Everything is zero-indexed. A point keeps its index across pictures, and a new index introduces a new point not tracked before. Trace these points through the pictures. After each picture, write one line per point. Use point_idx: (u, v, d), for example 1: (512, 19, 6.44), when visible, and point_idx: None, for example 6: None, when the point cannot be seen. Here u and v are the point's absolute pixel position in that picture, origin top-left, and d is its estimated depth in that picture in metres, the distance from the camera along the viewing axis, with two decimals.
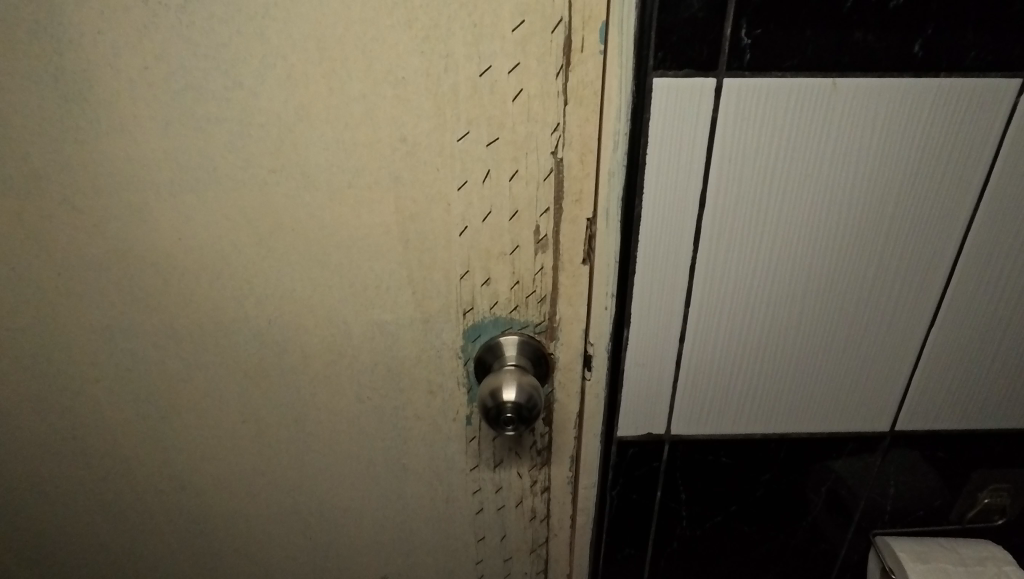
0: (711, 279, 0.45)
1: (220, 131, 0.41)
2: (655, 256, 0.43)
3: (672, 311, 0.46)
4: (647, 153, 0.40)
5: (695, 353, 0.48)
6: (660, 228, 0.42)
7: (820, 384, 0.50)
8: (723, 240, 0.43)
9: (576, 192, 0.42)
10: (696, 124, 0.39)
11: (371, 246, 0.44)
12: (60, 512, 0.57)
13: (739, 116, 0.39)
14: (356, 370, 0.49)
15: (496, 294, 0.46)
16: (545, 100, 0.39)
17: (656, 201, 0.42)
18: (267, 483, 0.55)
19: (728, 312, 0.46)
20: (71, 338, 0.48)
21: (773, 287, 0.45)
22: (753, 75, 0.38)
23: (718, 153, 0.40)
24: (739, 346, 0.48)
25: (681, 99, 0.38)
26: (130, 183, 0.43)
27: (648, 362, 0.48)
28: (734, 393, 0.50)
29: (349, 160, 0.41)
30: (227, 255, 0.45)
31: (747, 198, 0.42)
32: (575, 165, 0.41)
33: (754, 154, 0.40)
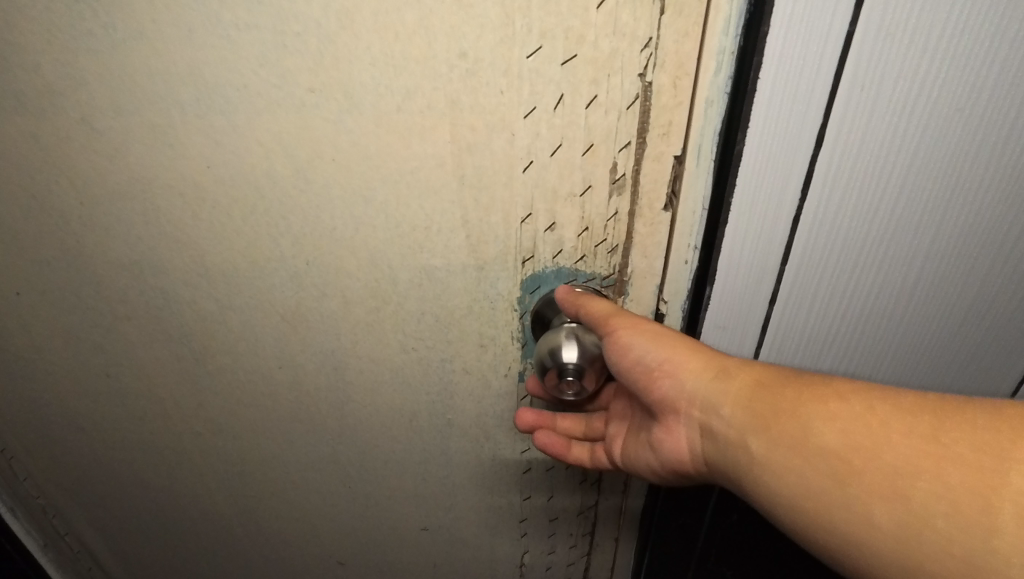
0: (818, 231, 0.40)
1: (250, 41, 0.35)
2: (754, 203, 0.38)
3: (766, 268, 0.41)
4: (759, 77, 0.33)
5: (788, 311, 0.44)
6: (764, 170, 0.36)
7: (917, 337, 0.47)
8: (841, 187, 0.38)
9: (663, 124, 0.35)
10: (822, 46, 0.32)
11: (422, 181, 0.39)
12: (98, 448, 0.55)
13: (884, 36, 0.32)
14: (401, 319, 0.45)
15: (561, 241, 0.40)
16: (636, 8, 0.32)
17: (762, 139, 0.35)
18: (305, 431, 0.52)
19: (833, 266, 0.42)
20: (100, 273, 0.45)
21: (882, 237, 0.41)
22: None
23: (848, 83, 0.34)
24: (836, 301, 0.44)
25: (809, 10, 0.31)
26: (152, 101, 0.38)
27: (729, 324, 0.44)
28: (821, 349, 0.47)
29: (398, 79, 0.35)
30: (261, 187, 0.40)
31: (877, 139, 0.36)
32: (666, 91, 0.34)
33: (888, 85, 0.34)
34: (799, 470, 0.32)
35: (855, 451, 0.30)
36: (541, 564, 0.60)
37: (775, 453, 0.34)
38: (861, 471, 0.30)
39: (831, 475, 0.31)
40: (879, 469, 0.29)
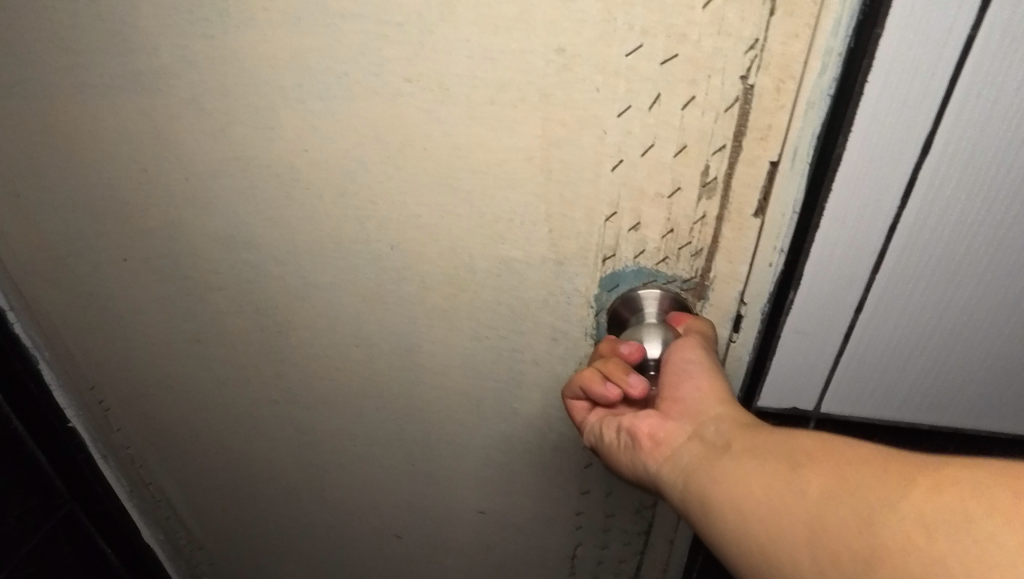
0: (908, 249, 0.38)
1: (352, 30, 0.36)
2: (848, 210, 0.37)
3: (854, 274, 0.40)
4: (867, 81, 0.32)
5: (875, 319, 0.42)
6: (858, 172, 0.35)
7: (1020, 355, 0.44)
8: (948, 191, 0.36)
9: (762, 128, 0.35)
10: (941, 44, 0.31)
11: (508, 173, 0.39)
12: (183, 406, 0.59)
13: (1013, 35, 0.30)
14: (475, 307, 0.45)
15: (644, 241, 0.40)
16: (744, 7, 0.32)
17: (861, 140, 0.34)
18: (374, 407, 0.54)
19: (931, 274, 0.40)
20: (197, 245, 0.48)
21: (976, 263, 0.39)
22: None
23: (959, 96, 0.32)
24: (920, 326, 0.42)
25: (931, 9, 0.30)
26: (258, 85, 0.39)
27: (810, 328, 0.43)
28: (906, 375, 0.45)
29: (493, 71, 0.36)
30: (353, 170, 0.41)
31: (993, 140, 0.34)
32: (768, 94, 0.34)
33: (1006, 103, 0.33)
34: (759, 462, 0.31)
35: (821, 449, 0.29)
36: (592, 557, 0.61)
37: (750, 453, 0.32)
38: (816, 461, 0.29)
39: (786, 460, 0.30)
40: (833, 460, 0.28)
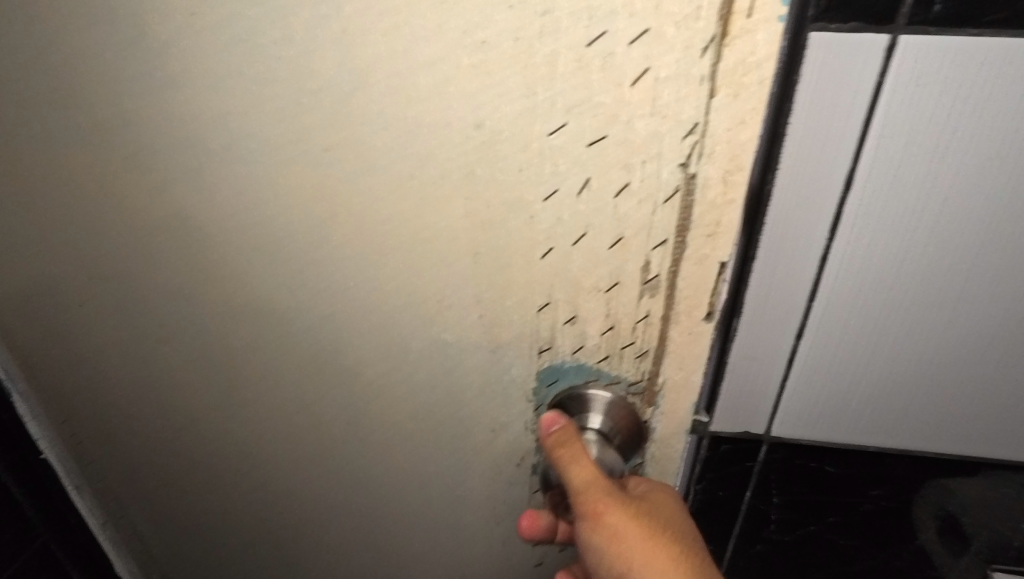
0: (844, 275, 0.40)
1: (270, 95, 0.34)
2: (783, 237, 0.38)
3: (794, 307, 0.41)
4: (791, 119, 0.34)
5: (816, 350, 0.43)
6: (795, 211, 0.37)
7: (966, 390, 0.45)
8: (873, 228, 0.38)
9: (709, 223, 0.29)
10: (854, 94, 0.33)
11: (435, 253, 0.35)
12: (144, 450, 0.58)
13: (914, 84, 0.33)
14: (411, 388, 0.41)
15: (583, 337, 0.35)
16: (680, 87, 0.27)
17: (793, 183, 0.36)
18: (319, 477, 0.51)
19: (869, 306, 0.41)
20: (140, 299, 0.46)
21: (911, 289, 0.40)
22: (939, 29, 0.31)
23: (877, 130, 0.34)
24: (862, 351, 0.43)
25: (842, 56, 0.32)
26: (187, 146, 0.38)
27: (758, 355, 0.44)
28: (852, 403, 0.46)
29: (411, 144, 0.32)
30: (281, 237, 0.39)
31: (916, 179, 0.36)
32: (714, 187, 0.28)
33: (923, 132, 0.34)
34: None
35: None
36: None
37: None
38: None
39: None
40: None
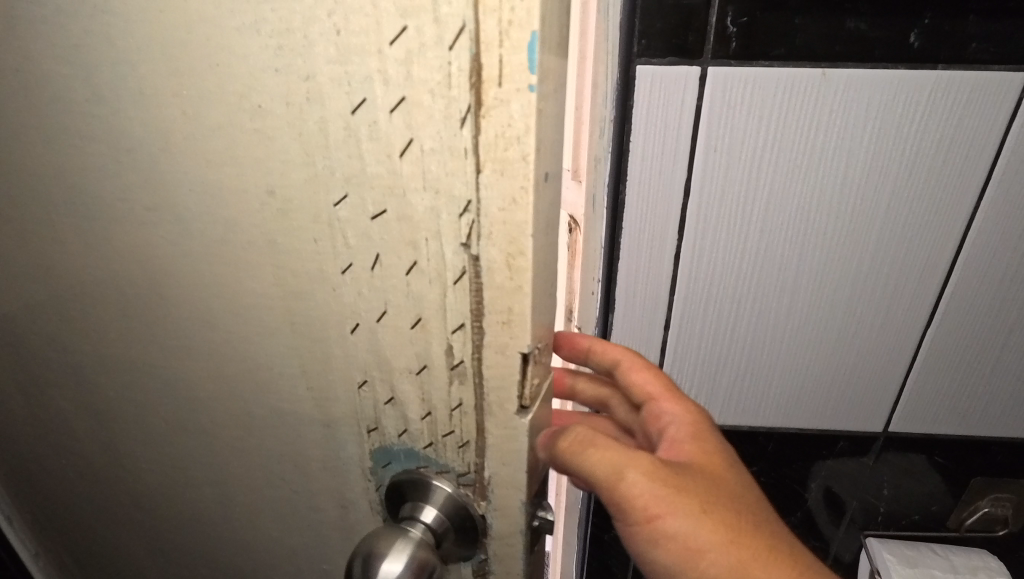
0: (696, 266, 0.46)
1: (92, 152, 0.33)
2: (641, 236, 0.45)
3: (660, 295, 0.48)
4: (632, 138, 0.42)
5: (683, 337, 0.50)
6: (648, 212, 0.44)
7: (822, 378, 0.51)
8: (712, 225, 0.45)
9: (501, 310, 0.26)
10: (680, 113, 0.41)
11: (258, 320, 0.33)
12: (46, 494, 0.56)
13: (726, 109, 0.40)
14: (262, 454, 0.39)
15: (405, 419, 0.32)
16: (447, 159, 0.24)
17: (641, 187, 0.43)
18: (203, 533, 0.48)
19: (720, 294, 0.47)
20: (17, 345, 0.45)
21: (755, 281, 0.47)
22: (739, 63, 0.39)
23: (703, 147, 0.42)
24: (722, 339, 0.50)
25: (664, 86, 0.40)
26: (27, 199, 0.36)
27: (636, 339, 0.50)
28: (723, 385, 0.52)
29: (217, 207, 0.31)
30: (124, 294, 0.37)
31: (740, 179, 0.43)
32: (498, 271, 0.25)
33: (739, 145, 0.42)
34: None
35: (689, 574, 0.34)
36: None
37: None
38: None
39: None
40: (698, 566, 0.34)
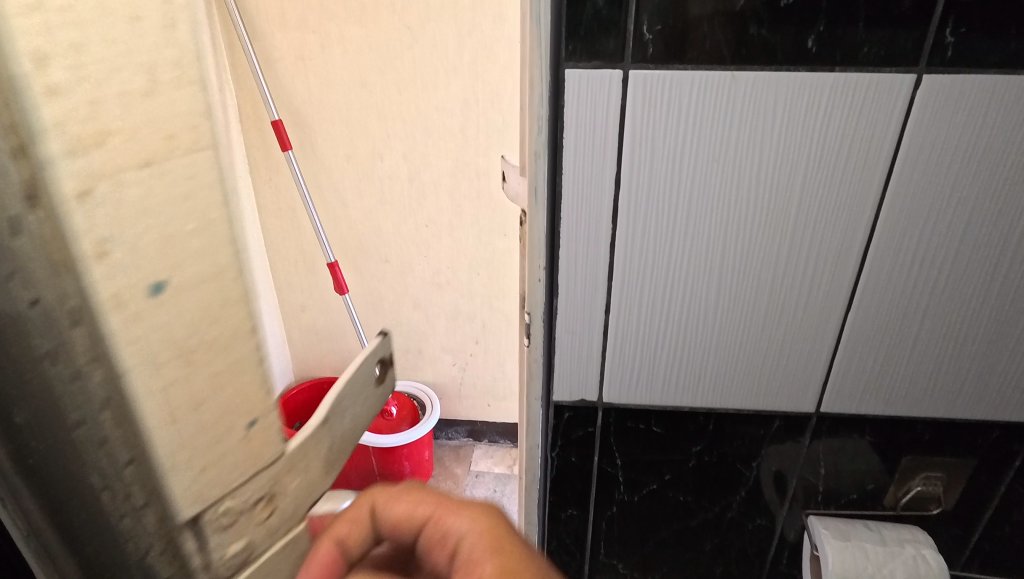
0: (630, 254, 0.49)
1: None
2: (578, 228, 0.48)
3: (596, 282, 0.50)
4: (565, 136, 0.45)
5: (623, 323, 0.52)
6: (582, 204, 0.47)
7: (756, 360, 0.53)
8: (642, 214, 0.47)
9: (113, 422, 0.20)
10: (606, 109, 0.44)
11: None
12: None
13: (647, 105, 0.43)
14: None
15: None
16: None
17: (575, 179, 0.46)
18: None
19: (654, 280, 0.50)
20: None
21: (687, 265, 0.49)
22: (656, 66, 0.42)
23: (628, 140, 0.45)
24: (659, 324, 0.52)
25: (590, 89, 0.43)
26: None
27: (579, 329, 0.53)
28: (662, 369, 0.54)
29: None
30: None
31: (664, 168, 0.45)
32: (88, 374, 0.19)
33: (662, 138, 0.44)
34: None
35: None
36: None
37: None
38: None
39: None
40: None
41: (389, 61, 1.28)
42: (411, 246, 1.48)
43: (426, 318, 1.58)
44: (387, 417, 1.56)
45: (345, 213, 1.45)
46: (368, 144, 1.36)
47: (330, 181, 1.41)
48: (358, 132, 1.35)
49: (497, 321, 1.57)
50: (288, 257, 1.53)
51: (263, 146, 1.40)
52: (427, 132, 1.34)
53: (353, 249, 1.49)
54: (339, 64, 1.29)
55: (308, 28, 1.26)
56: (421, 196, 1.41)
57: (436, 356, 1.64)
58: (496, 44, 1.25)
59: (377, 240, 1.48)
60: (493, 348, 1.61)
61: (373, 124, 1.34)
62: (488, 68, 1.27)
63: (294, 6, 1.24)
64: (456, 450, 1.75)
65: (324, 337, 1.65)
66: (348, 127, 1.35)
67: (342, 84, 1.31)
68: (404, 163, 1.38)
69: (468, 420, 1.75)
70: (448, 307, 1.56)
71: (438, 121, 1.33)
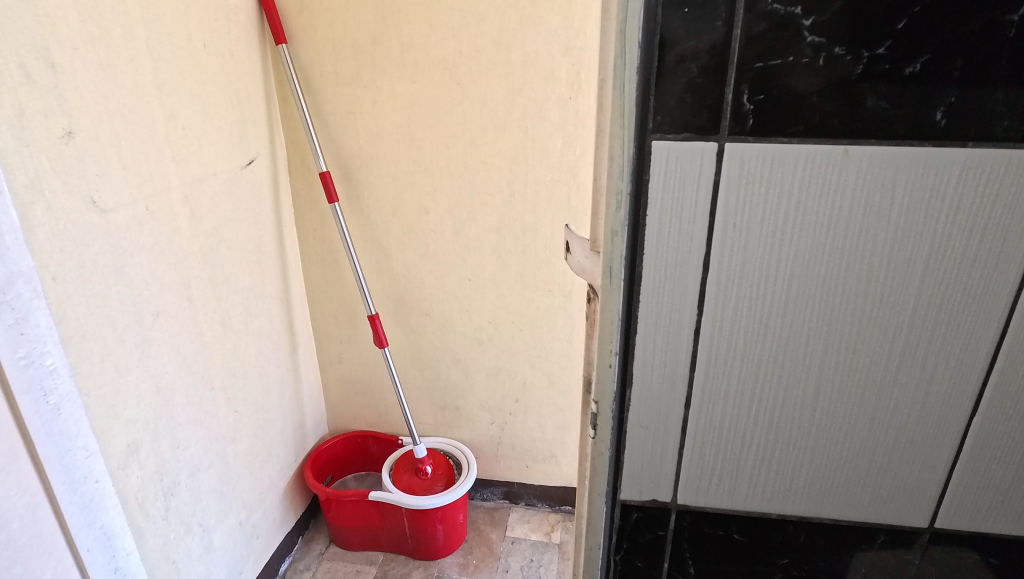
0: (716, 343, 0.43)
1: None
2: (658, 313, 0.43)
3: (676, 371, 0.45)
4: (648, 214, 0.40)
5: (704, 418, 0.46)
6: (663, 286, 0.42)
7: (857, 465, 0.46)
8: (732, 300, 0.42)
9: None
10: (696, 185, 0.39)
11: None
12: None
13: (742, 183, 0.39)
14: None
15: None
16: None
17: (656, 260, 0.42)
18: None
19: (743, 371, 0.44)
20: None
21: (782, 357, 0.43)
22: (755, 140, 0.38)
23: (721, 220, 0.40)
24: (747, 420, 0.46)
25: (680, 162, 0.39)
26: None
27: (653, 422, 0.47)
28: (747, 470, 0.47)
29: None
30: None
31: (760, 251, 0.40)
32: None
33: (759, 219, 0.39)
34: None
35: None
36: None
37: None
38: None
39: None
40: None
41: (438, 117, 1.27)
42: (453, 300, 1.45)
43: (465, 373, 1.53)
44: (421, 477, 1.50)
45: (389, 265, 1.43)
46: (414, 198, 1.35)
47: (374, 234, 1.40)
48: (405, 186, 1.35)
49: (538, 379, 1.51)
50: (329, 308, 1.51)
51: (311, 198, 1.40)
52: (474, 187, 1.32)
53: (394, 302, 1.47)
54: (389, 119, 1.29)
55: (360, 83, 1.27)
56: (465, 250, 1.39)
57: (474, 413, 1.58)
58: (547, 101, 1.23)
59: (419, 293, 1.45)
60: (533, 406, 1.55)
61: (420, 178, 1.33)
62: (538, 125, 1.25)
63: (347, 63, 1.26)
64: (491, 513, 1.68)
65: (360, 389, 1.61)
66: (396, 181, 1.34)
67: (391, 138, 1.31)
68: (450, 217, 1.36)
69: (505, 481, 1.68)
70: (488, 363, 1.51)
71: (485, 176, 1.31)
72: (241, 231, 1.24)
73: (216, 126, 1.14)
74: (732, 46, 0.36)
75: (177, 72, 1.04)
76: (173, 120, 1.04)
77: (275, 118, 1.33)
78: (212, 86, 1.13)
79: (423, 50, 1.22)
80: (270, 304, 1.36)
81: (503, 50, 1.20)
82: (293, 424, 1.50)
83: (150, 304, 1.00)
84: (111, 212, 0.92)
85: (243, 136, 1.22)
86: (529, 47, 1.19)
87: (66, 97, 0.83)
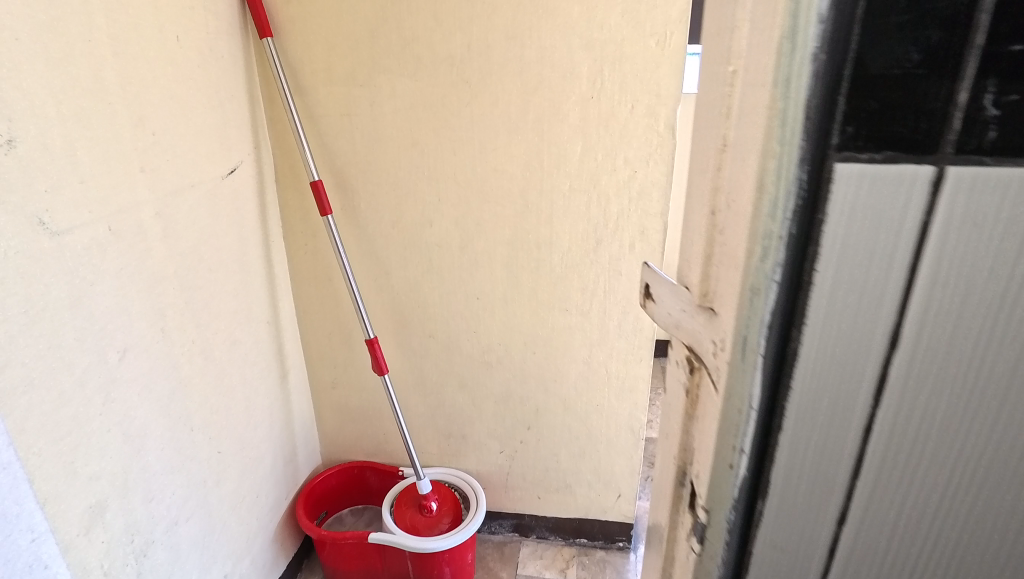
0: (895, 445, 0.31)
1: None
2: (816, 404, 0.31)
3: (832, 478, 0.33)
4: (817, 269, 0.28)
5: (865, 537, 0.34)
6: (827, 368, 0.30)
7: None
8: (926, 388, 0.30)
9: None
10: (897, 228, 0.27)
11: None
12: None
13: (969, 226, 0.26)
14: None
15: None
16: None
17: (823, 333, 0.29)
18: None
19: (927, 482, 0.32)
20: None
21: (987, 464, 0.31)
22: (996, 161, 0.25)
23: (926, 279, 0.27)
24: (924, 540, 0.34)
25: (878, 194, 0.26)
26: None
27: (794, 540, 0.35)
28: None
29: None
30: None
31: (977, 324, 0.28)
32: None
33: (985, 278, 0.27)
34: None
35: None
36: None
37: None
38: None
39: None
40: None
41: (444, 119, 1.14)
42: (459, 321, 1.31)
43: (473, 399, 1.40)
44: (426, 514, 1.36)
45: (389, 282, 1.29)
46: (417, 209, 1.22)
47: (372, 249, 1.27)
48: (407, 196, 1.21)
49: (553, 405, 1.38)
50: (322, 330, 1.37)
51: (302, 210, 1.26)
52: (483, 197, 1.19)
53: (395, 323, 1.33)
54: (389, 121, 1.15)
55: (356, 82, 1.13)
56: (473, 265, 1.25)
57: (482, 441, 1.45)
58: (566, 101, 1.10)
59: (422, 313, 1.32)
60: (547, 434, 1.42)
61: (424, 187, 1.20)
62: (556, 128, 1.12)
63: (342, 59, 1.12)
64: (501, 548, 1.54)
65: (357, 416, 1.47)
66: (396, 191, 1.21)
67: (391, 143, 1.17)
68: (456, 230, 1.23)
69: (515, 513, 1.54)
70: (498, 388, 1.38)
71: (496, 185, 1.18)
72: (223, 248, 1.10)
73: (193, 131, 1.00)
74: (981, 19, 0.24)
75: (145, 68, 0.89)
76: (141, 124, 0.89)
77: (260, 121, 1.19)
78: (187, 85, 0.98)
79: (427, 44, 1.09)
80: (257, 328, 1.22)
81: (517, 44, 1.07)
82: (285, 458, 1.36)
83: (116, 339, 0.86)
84: (66, 234, 0.77)
85: (224, 141, 1.08)
86: (547, 40, 1.06)
87: (6, 97, 0.69)
